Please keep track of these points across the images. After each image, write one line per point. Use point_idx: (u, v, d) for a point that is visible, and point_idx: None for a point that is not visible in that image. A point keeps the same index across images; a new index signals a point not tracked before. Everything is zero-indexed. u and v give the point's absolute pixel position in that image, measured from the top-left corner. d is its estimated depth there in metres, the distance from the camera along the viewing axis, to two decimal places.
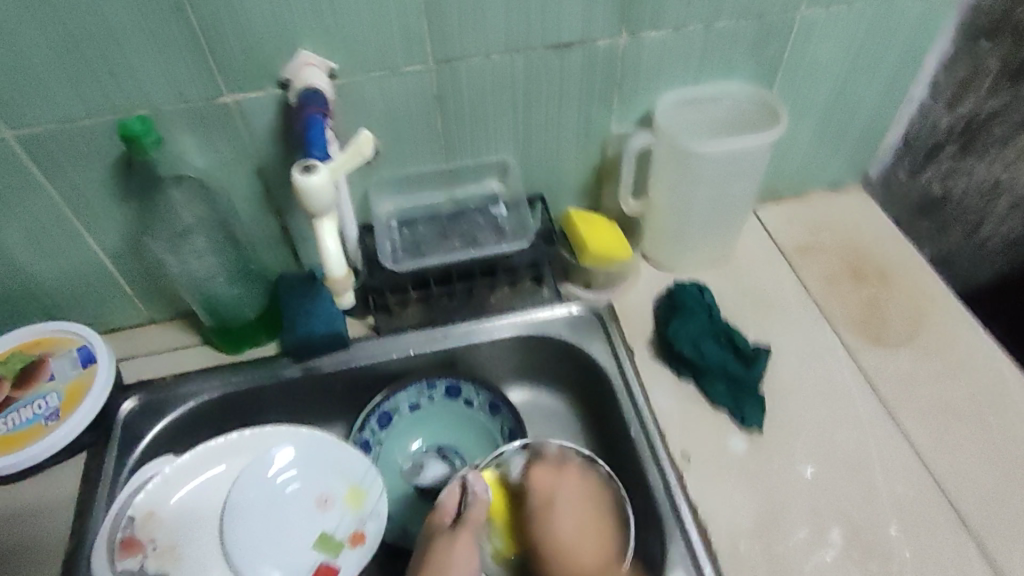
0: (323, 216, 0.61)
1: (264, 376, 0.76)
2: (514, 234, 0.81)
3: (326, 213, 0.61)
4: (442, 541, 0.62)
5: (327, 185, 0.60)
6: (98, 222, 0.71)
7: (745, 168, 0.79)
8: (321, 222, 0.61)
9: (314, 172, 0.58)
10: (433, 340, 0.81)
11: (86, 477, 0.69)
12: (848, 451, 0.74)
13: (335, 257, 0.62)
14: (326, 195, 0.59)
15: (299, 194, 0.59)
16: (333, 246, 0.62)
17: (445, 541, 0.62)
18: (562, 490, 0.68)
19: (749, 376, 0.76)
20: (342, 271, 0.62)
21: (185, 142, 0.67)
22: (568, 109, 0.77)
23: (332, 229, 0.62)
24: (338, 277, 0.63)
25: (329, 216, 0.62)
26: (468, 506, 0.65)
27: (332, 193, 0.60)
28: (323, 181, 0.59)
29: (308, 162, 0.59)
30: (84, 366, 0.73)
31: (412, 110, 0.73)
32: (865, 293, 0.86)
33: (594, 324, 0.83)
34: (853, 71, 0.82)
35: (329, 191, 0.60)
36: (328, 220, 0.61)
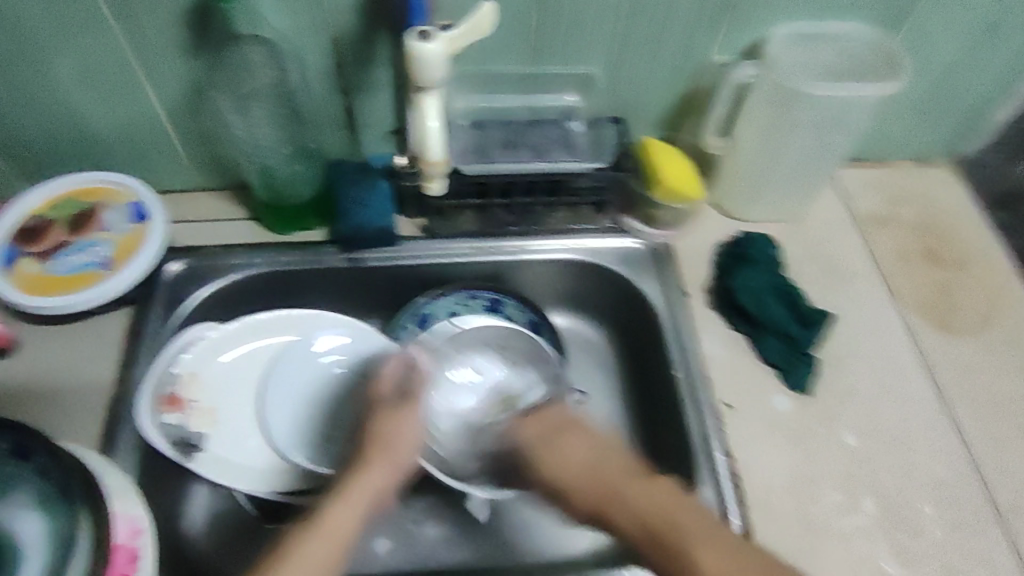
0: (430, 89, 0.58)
1: (309, 259, 0.80)
2: (589, 153, 0.77)
3: (433, 87, 0.59)
4: (386, 414, 0.64)
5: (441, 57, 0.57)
6: (157, 71, 0.71)
7: (848, 121, 0.73)
8: (426, 96, 0.59)
9: (429, 39, 0.56)
10: (482, 251, 0.82)
11: (131, 329, 0.73)
12: (894, 428, 0.71)
13: (434, 136, 0.60)
14: (435, 64, 0.56)
15: (410, 58, 0.57)
16: (433, 124, 0.60)
17: (393, 415, 0.64)
18: (543, 428, 0.65)
19: (805, 337, 0.73)
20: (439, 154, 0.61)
21: (266, 0, 0.66)
22: (673, 28, 0.72)
23: (437, 106, 0.60)
24: (432, 158, 0.61)
25: (435, 92, 0.59)
26: (413, 378, 0.68)
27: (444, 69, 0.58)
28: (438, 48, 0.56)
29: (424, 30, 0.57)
30: (136, 222, 0.76)
31: (509, 3, 0.68)
32: (939, 274, 0.81)
33: (650, 259, 0.81)
34: (983, 34, 0.75)
35: (442, 64, 0.58)
36: (433, 96, 0.60)
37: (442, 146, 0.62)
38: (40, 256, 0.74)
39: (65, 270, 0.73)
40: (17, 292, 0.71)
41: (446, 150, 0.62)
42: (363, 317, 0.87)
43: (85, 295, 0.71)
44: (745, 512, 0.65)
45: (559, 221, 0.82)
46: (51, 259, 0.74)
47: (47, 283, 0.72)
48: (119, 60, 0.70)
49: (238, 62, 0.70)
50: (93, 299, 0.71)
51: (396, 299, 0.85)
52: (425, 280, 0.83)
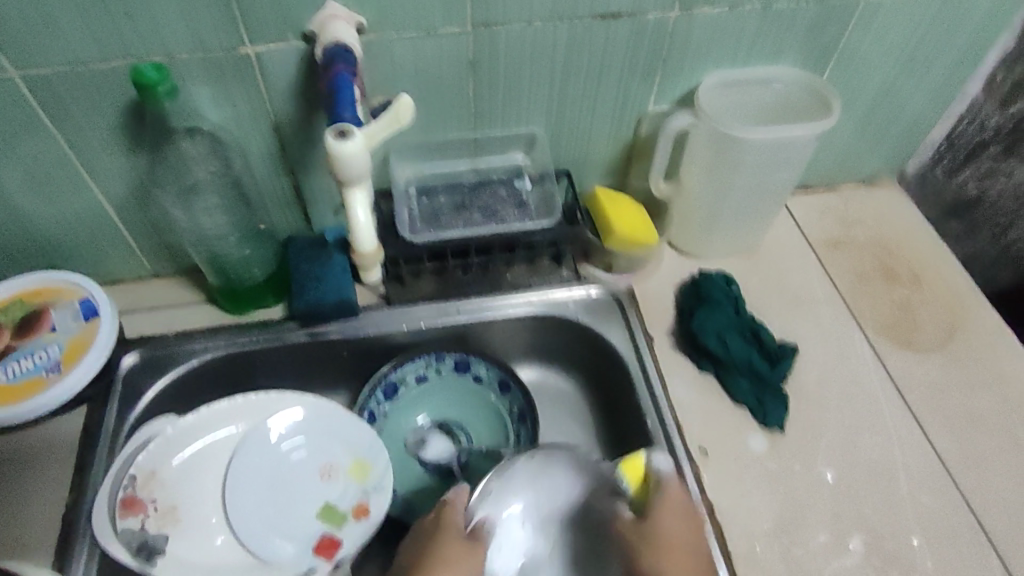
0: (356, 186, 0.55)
1: (271, 338, 0.78)
2: (539, 210, 0.78)
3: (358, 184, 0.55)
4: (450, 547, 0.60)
5: (363, 153, 0.54)
6: (102, 170, 0.70)
7: (789, 157, 0.74)
8: (352, 192, 0.56)
9: (349, 138, 0.52)
10: (445, 314, 0.80)
11: (87, 430, 0.71)
12: (870, 456, 0.70)
13: (363, 231, 0.59)
14: (359, 165, 0.53)
15: (330, 160, 0.53)
16: (362, 219, 0.58)
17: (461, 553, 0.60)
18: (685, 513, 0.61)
19: (773, 376, 0.72)
20: (371, 246, 0.59)
21: (201, 94, 0.66)
22: (608, 84, 0.73)
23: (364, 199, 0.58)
24: (362, 250, 0.60)
25: (362, 187, 0.57)
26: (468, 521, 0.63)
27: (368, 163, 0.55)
28: (359, 149, 0.52)
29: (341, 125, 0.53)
30: (85, 319, 0.74)
31: (444, 74, 0.69)
32: (897, 294, 0.82)
33: (613, 307, 0.80)
34: (908, 63, 0.77)
35: (365, 161, 0.54)
36: (360, 191, 0.57)
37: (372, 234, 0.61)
38: None
39: (15, 378, 0.70)
40: None
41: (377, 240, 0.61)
42: (330, 392, 0.85)
43: (37, 402, 0.68)
44: (732, 563, 0.63)
45: (519, 277, 0.82)
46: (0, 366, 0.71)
47: None
48: (61, 161, 0.69)
49: (174, 160, 0.69)
50: (47, 403, 0.69)
51: (361, 371, 0.84)
52: (389, 349, 0.82)
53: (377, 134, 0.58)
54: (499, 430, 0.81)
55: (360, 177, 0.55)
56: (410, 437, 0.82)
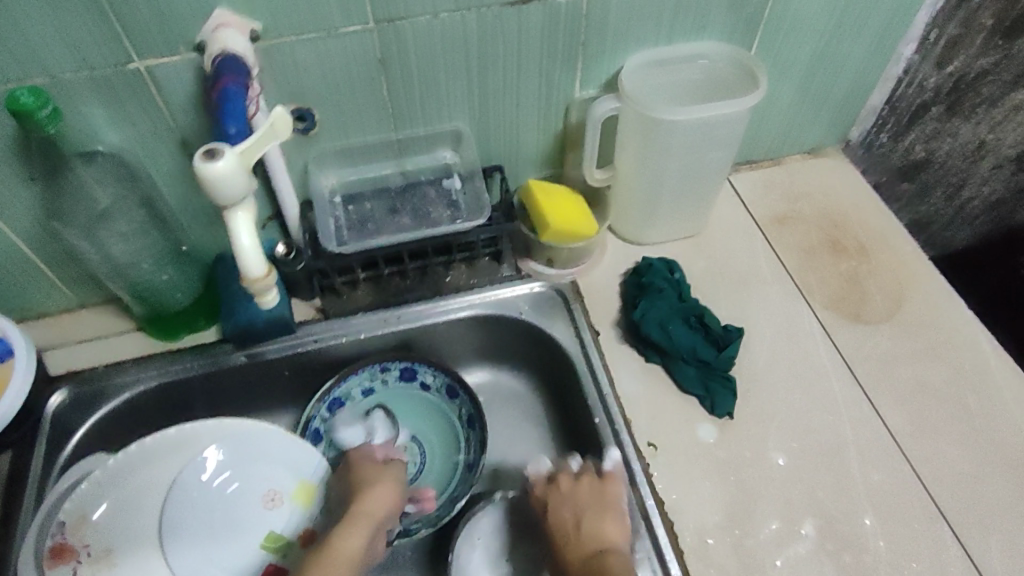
0: (237, 206, 0.51)
1: (205, 363, 0.75)
2: (470, 209, 0.76)
3: (240, 204, 0.51)
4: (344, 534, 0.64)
5: (239, 171, 0.49)
6: (1, 203, 0.67)
7: (722, 136, 0.72)
8: (234, 213, 0.51)
9: (218, 156, 0.48)
10: (385, 323, 0.77)
11: (14, 476, 0.68)
12: (821, 437, 0.69)
13: (252, 256, 0.52)
14: (235, 185, 0.49)
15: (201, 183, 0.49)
16: (248, 242, 0.52)
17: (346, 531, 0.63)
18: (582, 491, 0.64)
19: (719, 361, 0.70)
20: (262, 270, 0.53)
21: (95, 115, 0.62)
22: (529, 73, 0.70)
23: (249, 221, 0.53)
24: (255, 278, 0.53)
25: (245, 206, 0.52)
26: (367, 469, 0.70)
27: (248, 181, 0.51)
28: (231, 166, 0.48)
29: (210, 144, 0.49)
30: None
31: (353, 75, 0.66)
32: (845, 266, 0.80)
33: (556, 302, 0.78)
34: (837, 29, 0.75)
35: (242, 178, 0.50)
36: (243, 212, 0.52)
37: (263, 259, 0.54)
38: None
39: None
40: None
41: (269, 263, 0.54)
42: (274, 412, 0.82)
43: None
44: (682, 558, 0.62)
45: (458, 278, 0.79)
46: None
47: None
48: None
49: (75, 188, 0.66)
50: None
51: (304, 388, 0.81)
52: (331, 364, 0.79)
53: (253, 148, 0.52)
54: (451, 438, 0.79)
55: (239, 198, 0.51)
56: None
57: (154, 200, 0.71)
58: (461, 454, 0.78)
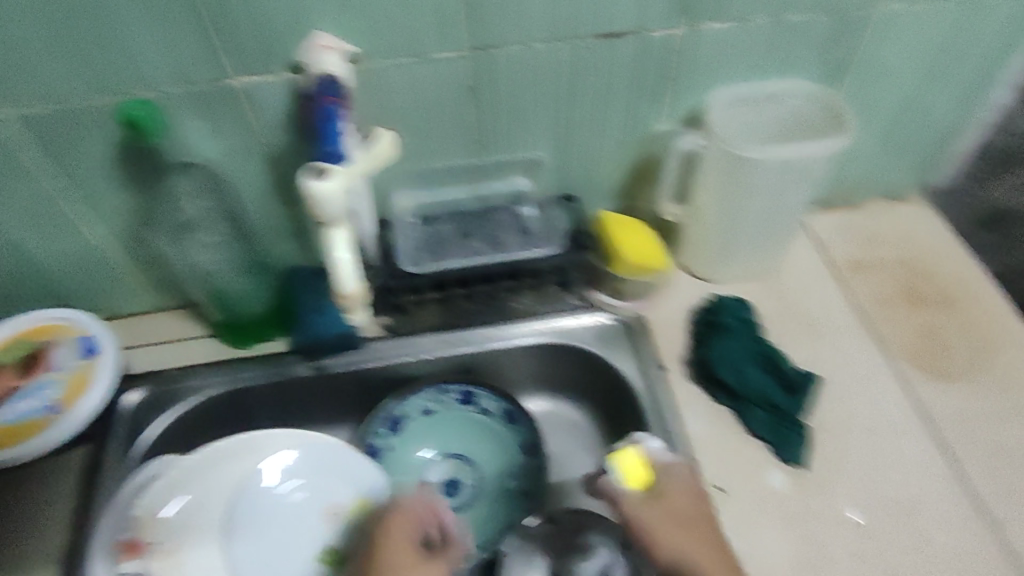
0: (335, 225, 0.59)
1: (272, 373, 0.76)
2: (543, 236, 0.75)
3: (338, 222, 0.59)
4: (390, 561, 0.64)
5: (342, 191, 0.58)
6: (97, 206, 0.69)
7: (806, 176, 0.70)
8: (332, 230, 0.59)
9: (326, 176, 0.57)
10: (449, 345, 0.77)
11: (88, 471, 0.70)
12: (899, 493, 0.66)
13: (348, 272, 0.60)
14: (337, 200, 0.57)
15: (310, 199, 0.57)
16: (344, 260, 0.60)
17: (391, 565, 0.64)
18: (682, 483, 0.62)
19: (791, 408, 0.69)
20: (351, 283, 0.59)
21: (193, 127, 0.65)
22: (613, 104, 0.70)
23: (345, 241, 0.60)
24: (347, 292, 0.61)
25: (342, 226, 0.60)
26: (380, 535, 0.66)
27: (344, 200, 0.59)
28: (336, 186, 0.57)
29: (317, 164, 0.58)
30: (87, 357, 0.73)
31: (441, 100, 0.67)
32: (926, 317, 0.77)
33: (623, 335, 0.77)
34: (930, 75, 0.73)
35: (341, 197, 0.58)
36: (340, 231, 0.59)
37: (357, 278, 0.62)
38: None
39: (14, 418, 0.69)
40: None
41: (362, 281, 0.62)
42: (334, 426, 0.83)
43: (42, 441, 0.67)
44: None
45: (525, 305, 0.79)
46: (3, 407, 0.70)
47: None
48: (57, 199, 0.68)
49: (162, 198, 0.69)
50: (54, 441, 0.68)
51: (365, 404, 0.81)
52: (393, 382, 0.79)
53: (362, 170, 0.61)
54: (508, 465, 0.78)
55: (339, 215, 0.59)
56: (414, 474, 0.78)
57: (237, 214, 0.73)
58: (514, 481, 0.77)
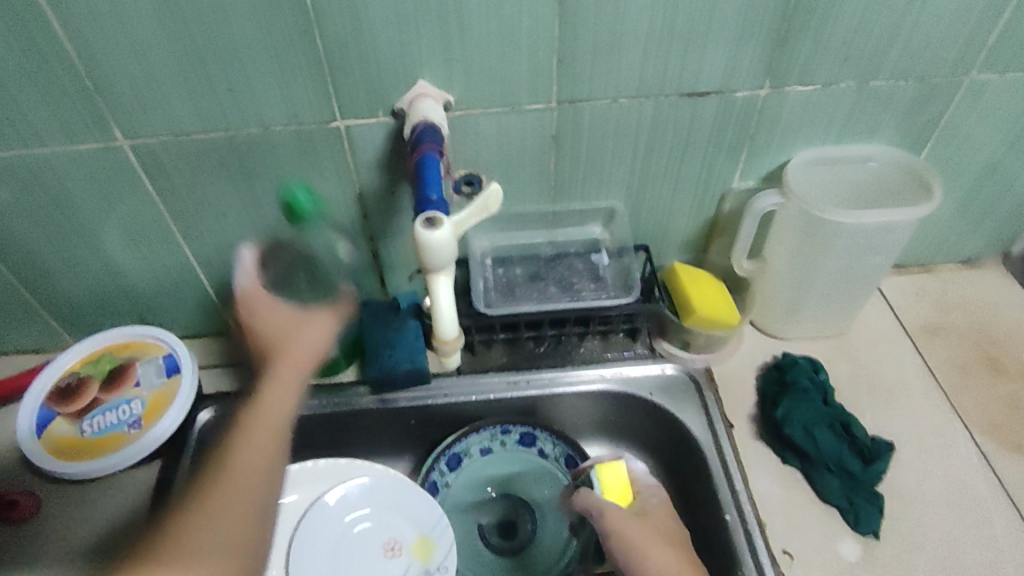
0: (441, 273, 0.53)
1: (342, 402, 0.78)
2: (616, 285, 0.76)
3: (444, 269, 0.53)
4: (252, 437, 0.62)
5: (451, 240, 0.52)
6: (193, 231, 0.74)
7: (886, 240, 0.70)
8: (437, 279, 0.54)
9: (436, 226, 0.51)
10: (515, 386, 0.78)
11: (159, 485, 0.72)
12: (978, 574, 0.63)
13: (448, 318, 0.56)
14: (447, 252, 0.51)
15: (417, 246, 0.51)
16: (447, 306, 0.55)
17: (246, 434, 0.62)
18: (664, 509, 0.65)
19: (865, 476, 0.67)
20: (453, 332, 0.56)
21: (292, 163, 0.68)
22: (692, 159, 0.71)
23: (448, 287, 0.55)
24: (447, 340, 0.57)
25: (447, 272, 0.54)
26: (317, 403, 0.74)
27: (454, 249, 0.53)
28: (447, 237, 0.51)
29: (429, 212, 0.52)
30: (168, 375, 0.76)
31: (526, 149, 0.69)
32: (1006, 390, 0.75)
33: (689, 390, 0.77)
34: (1015, 144, 0.73)
35: (451, 247, 0.52)
36: (445, 277, 0.54)
37: (456, 324, 0.58)
38: (74, 417, 0.73)
39: (99, 431, 0.72)
40: (48, 456, 0.70)
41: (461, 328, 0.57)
42: (394, 458, 0.84)
43: (114, 458, 0.69)
44: None
45: (592, 351, 0.80)
46: (86, 419, 0.73)
47: (78, 446, 0.71)
48: (156, 222, 0.72)
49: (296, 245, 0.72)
50: (124, 459, 0.70)
51: (425, 439, 0.82)
52: (456, 419, 0.81)
53: (463, 223, 0.56)
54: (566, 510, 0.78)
55: (446, 264, 0.53)
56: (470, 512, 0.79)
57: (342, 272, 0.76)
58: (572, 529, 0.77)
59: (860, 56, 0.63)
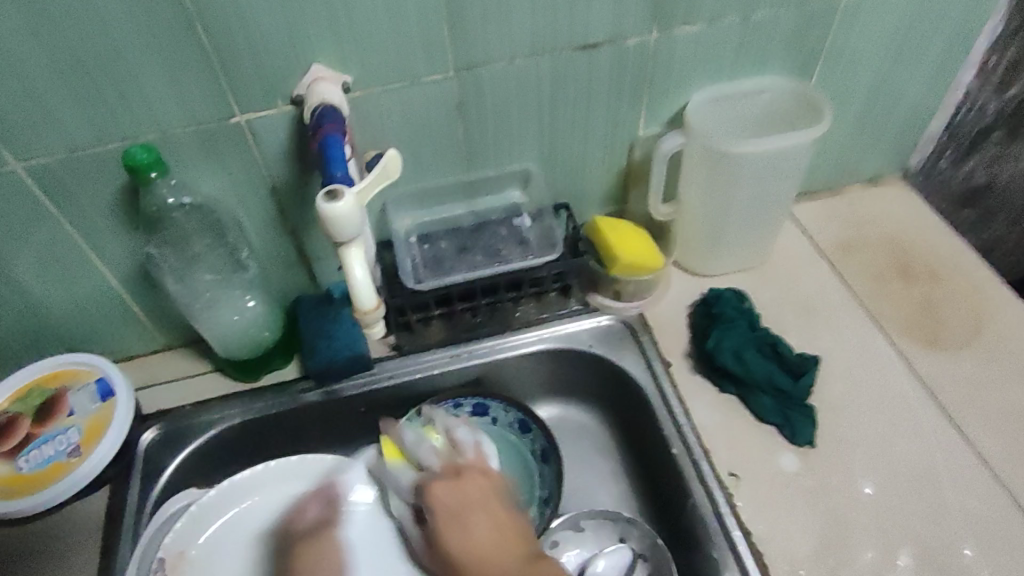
0: (351, 243, 0.55)
1: (286, 401, 0.78)
2: (540, 245, 0.77)
3: (354, 241, 0.55)
4: None
5: (355, 211, 0.54)
6: (108, 250, 0.72)
7: (786, 165, 0.73)
8: (348, 249, 0.55)
9: (338, 198, 0.53)
10: (457, 359, 0.79)
11: (111, 512, 0.71)
12: (909, 465, 0.67)
13: (365, 289, 0.56)
14: (353, 221, 0.53)
15: (323, 222, 0.53)
16: (362, 276, 0.56)
17: None
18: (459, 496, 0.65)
19: (797, 390, 0.70)
20: (372, 301, 0.56)
21: (198, 167, 0.67)
22: (596, 112, 0.73)
23: (361, 257, 0.56)
24: (368, 309, 0.56)
25: (357, 243, 0.56)
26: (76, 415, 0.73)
27: (360, 220, 0.55)
28: (349, 206, 0.53)
29: (330, 187, 0.54)
30: (102, 399, 0.74)
31: (432, 120, 0.69)
32: (916, 293, 0.80)
33: (625, 334, 0.80)
34: (896, 59, 0.77)
35: (357, 217, 0.54)
36: (356, 248, 0.56)
37: (373, 294, 0.57)
38: (9, 456, 0.71)
39: (37, 466, 0.70)
40: None
41: (380, 298, 0.57)
42: (350, 449, 0.84)
43: (59, 488, 0.68)
44: None
45: (528, 313, 0.81)
46: (21, 456, 0.71)
47: (18, 484, 0.69)
48: (67, 247, 0.70)
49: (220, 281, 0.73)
50: (69, 488, 0.69)
51: (379, 425, 0.83)
52: (404, 400, 0.81)
53: (368, 190, 0.58)
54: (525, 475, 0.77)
55: (355, 236, 0.55)
56: None
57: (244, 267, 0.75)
58: (536, 489, 0.76)
59: None
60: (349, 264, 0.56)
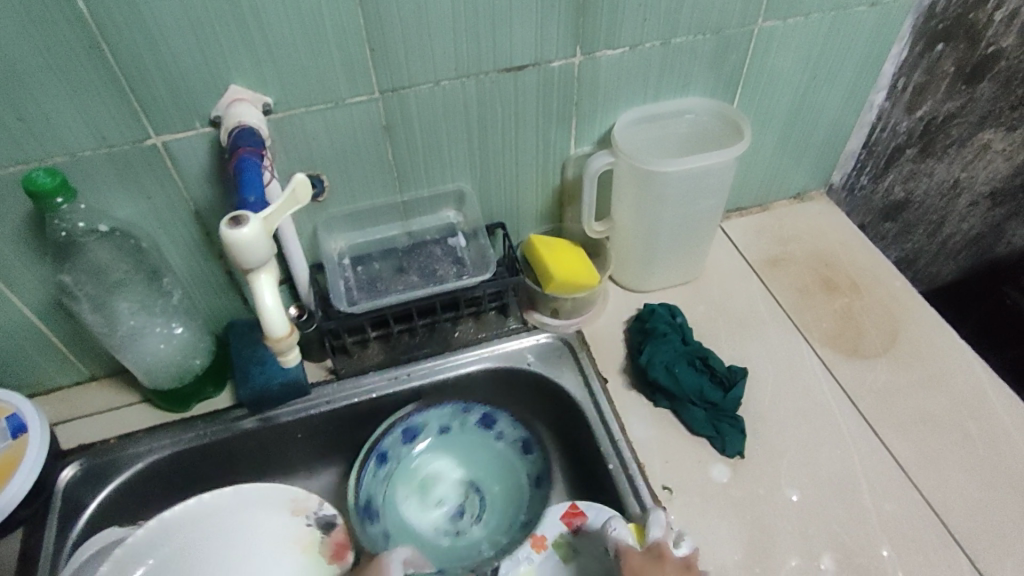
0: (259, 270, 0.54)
1: (218, 429, 0.76)
2: (475, 266, 0.78)
3: (263, 267, 0.55)
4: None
5: (262, 236, 0.53)
6: (18, 279, 0.68)
7: (710, 184, 0.75)
8: (257, 276, 0.55)
9: (245, 224, 0.52)
10: (398, 381, 0.78)
11: (23, 554, 0.67)
12: (833, 470, 0.69)
13: (274, 315, 0.55)
14: (259, 249, 0.52)
15: (228, 249, 0.52)
16: (272, 303, 0.55)
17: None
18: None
19: (727, 403, 0.71)
20: (283, 328, 0.55)
21: (115, 191, 0.65)
22: (526, 132, 0.74)
23: (271, 284, 0.56)
24: (278, 336, 0.55)
25: (267, 269, 0.55)
26: None
27: (269, 247, 0.54)
28: (257, 233, 0.52)
29: (236, 213, 0.53)
30: (13, 436, 0.70)
31: (360, 141, 0.69)
32: (839, 304, 0.83)
33: (563, 352, 0.80)
34: (812, 81, 0.80)
35: (265, 243, 0.53)
36: (266, 275, 0.55)
37: (285, 320, 0.56)
38: None
39: None
40: None
41: (291, 323, 0.56)
42: (286, 476, 0.82)
43: None
44: None
45: (466, 333, 0.80)
46: None
47: None
48: None
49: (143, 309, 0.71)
50: None
51: (316, 451, 0.81)
52: (341, 425, 0.79)
53: (276, 216, 0.56)
54: (506, 477, 0.79)
55: (264, 261, 0.54)
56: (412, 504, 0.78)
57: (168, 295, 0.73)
58: (519, 490, 0.78)
59: (656, 15, 0.67)
60: (257, 293, 0.55)
